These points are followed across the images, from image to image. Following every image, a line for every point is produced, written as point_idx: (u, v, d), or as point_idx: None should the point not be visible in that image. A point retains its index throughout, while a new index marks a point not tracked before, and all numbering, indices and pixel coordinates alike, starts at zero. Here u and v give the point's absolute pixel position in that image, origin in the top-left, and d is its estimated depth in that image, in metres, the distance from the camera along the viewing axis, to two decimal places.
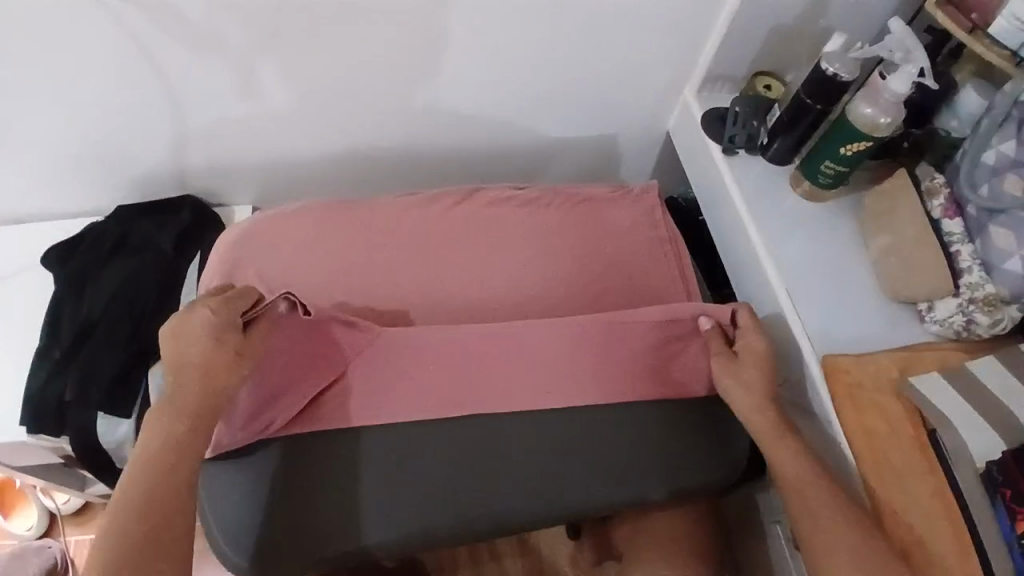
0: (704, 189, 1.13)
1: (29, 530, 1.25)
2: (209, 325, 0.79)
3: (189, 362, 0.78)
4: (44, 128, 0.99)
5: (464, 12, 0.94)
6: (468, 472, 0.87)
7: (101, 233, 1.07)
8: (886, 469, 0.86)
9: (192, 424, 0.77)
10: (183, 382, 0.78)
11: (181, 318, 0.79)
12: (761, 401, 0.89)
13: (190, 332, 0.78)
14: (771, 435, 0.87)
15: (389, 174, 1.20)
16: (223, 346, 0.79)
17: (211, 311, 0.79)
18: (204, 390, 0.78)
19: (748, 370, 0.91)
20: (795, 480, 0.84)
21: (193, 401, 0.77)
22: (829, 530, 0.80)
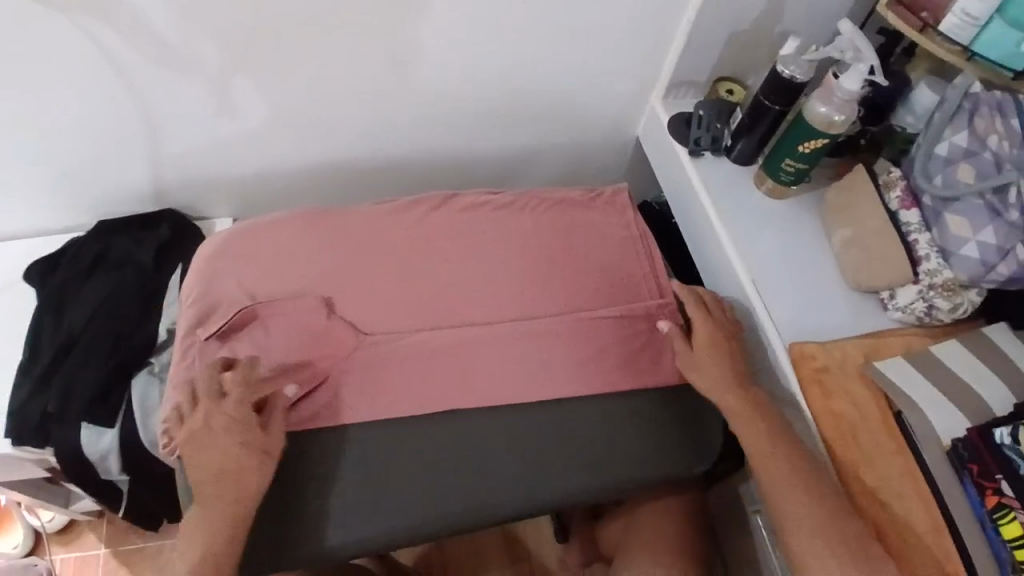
0: (673, 191, 1.16)
1: (16, 548, 1.25)
2: (232, 432, 0.81)
3: (224, 474, 0.80)
4: (26, 146, 1.01)
5: (431, 26, 0.98)
6: (448, 469, 0.88)
7: (81, 248, 1.08)
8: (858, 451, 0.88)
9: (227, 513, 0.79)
10: (215, 491, 0.80)
11: (199, 432, 0.82)
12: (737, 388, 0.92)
13: (215, 443, 0.81)
14: (763, 436, 0.87)
15: (366, 185, 1.23)
16: (249, 452, 0.81)
17: (231, 412, 0.82)
18: (235, 495, 0.79)
19: (700, 364, 0.94)
20: (779, 467, 0.85)
21: (223, 493, 0.79)
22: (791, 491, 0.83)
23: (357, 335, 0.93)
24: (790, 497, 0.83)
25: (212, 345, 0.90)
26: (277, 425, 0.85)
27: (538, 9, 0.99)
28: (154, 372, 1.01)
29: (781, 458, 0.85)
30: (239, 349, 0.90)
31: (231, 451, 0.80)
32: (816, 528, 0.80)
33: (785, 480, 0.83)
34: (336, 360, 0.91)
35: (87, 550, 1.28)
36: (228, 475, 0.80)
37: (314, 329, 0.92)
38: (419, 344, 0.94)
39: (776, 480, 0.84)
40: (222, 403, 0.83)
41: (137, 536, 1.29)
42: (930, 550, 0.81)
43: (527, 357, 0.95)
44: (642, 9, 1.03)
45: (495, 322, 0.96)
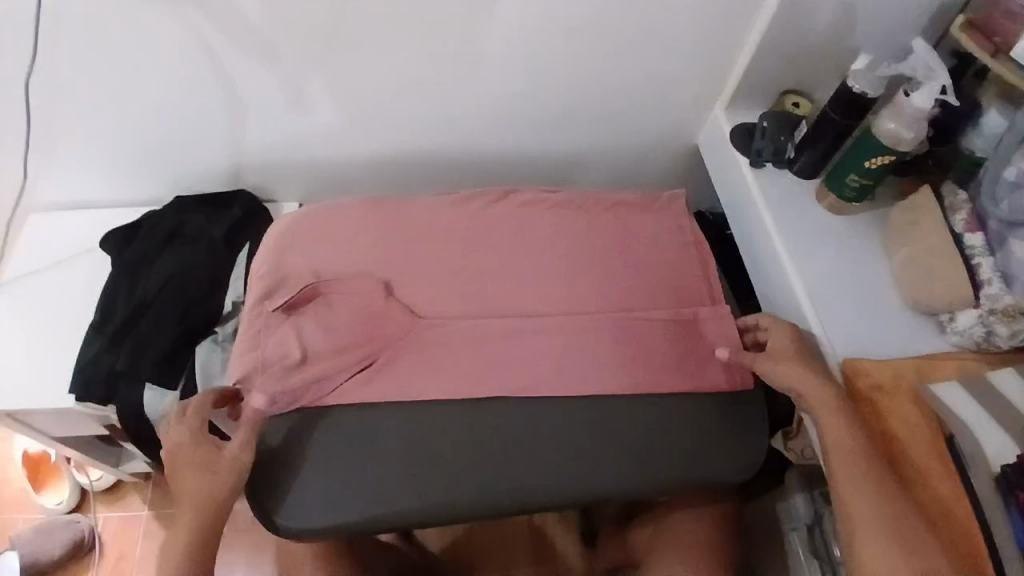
0: (731, 201, 1.16)
1: (61, 504, 1.29)
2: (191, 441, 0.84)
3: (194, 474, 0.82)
4: (108, 123, 1.05)
5: (504, 25, 0.99)
6: (492, 450, 0.90)
7: (157, 220, 1.10)
8: (909, 468, 0.87)
9: (196, 510, 0.80)
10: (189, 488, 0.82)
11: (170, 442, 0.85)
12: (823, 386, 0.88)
13: (181, 450, 0.84)
14: (846, 443, 0.84)
15: (426, 177, 1.25)
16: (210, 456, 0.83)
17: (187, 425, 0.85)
18: (201, 492, 0.81)
19: (791, 371, 0.90)
20: (852, 471, 0.83)
21: (193, 493, 0.81)
22: (872, 506, 0.81)
23: (414, 320, 0.95)
24: (861, 504, 0.81)
25: (278, 317, 0.93)
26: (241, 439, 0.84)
27: (609, 17, 1.01)
28: (216, 341, 1.05)
29: (858, 464, 0.83)
30: (302, 323, 0.93)
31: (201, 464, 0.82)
32: (884, 539, 0.79)
33: (858, 486, 0.82)
34: (391, 341, 0.93)
35: (130, 510, 1.32)
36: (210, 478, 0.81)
37: (373, 309, 0.94)
38: (471, 331, 0.95)
39: (848, 485, 0.82)
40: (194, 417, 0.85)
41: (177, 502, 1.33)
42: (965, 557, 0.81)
43: (576, 353, 0.96)
44: (713, 20, 1.04)
45: (547, 317, 0.97)
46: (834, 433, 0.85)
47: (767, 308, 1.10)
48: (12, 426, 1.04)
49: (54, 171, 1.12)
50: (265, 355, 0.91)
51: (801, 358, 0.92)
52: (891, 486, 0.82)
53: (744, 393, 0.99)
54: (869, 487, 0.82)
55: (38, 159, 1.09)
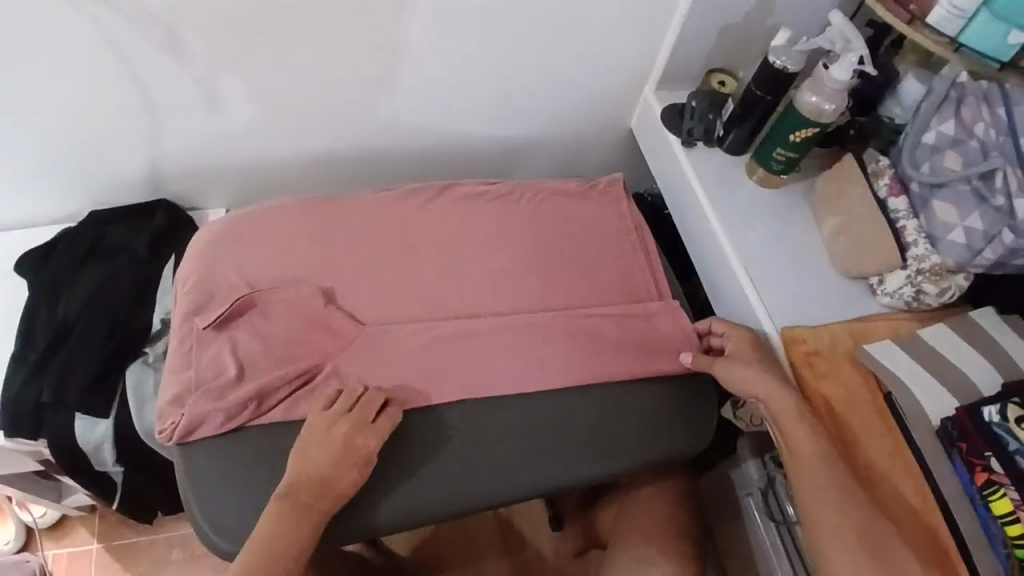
0: (666, 182, 1.16)
1: (6, 544, 1.23)
2: (342, 439, 0.81)
3: (317, 474, 0.79)
4: (17, 134, 1.00)
5: (427, 17, 0.98)
6: (445, 451, 0.87)
7: (76, 236, 1.04)
8: (862, 460, 0.88)
9: (304, 518, 0.77)
10: (303, 495, 0.78)
11: (318, 429, 0.82)
12: (783, 392, 0.88)
13: (327, 442, 0.81)
14: (809, 455, 0.84)
15: (361, 176, 1.23)
16: (350, 463, 0.81)
17: (352, 425, 0.82)
18: (325, 503, 0.79)
19: (746, 375, 0.89)
20: (817, 476, 0.83)
21: (312, 499, 0.78)
22: (832, 502, 0.81)
23: (356, 325, 0.92)
24: (829, 510, 0.81)
25: (210, 333, 0.89)
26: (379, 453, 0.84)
27: (530, 5, 1.00)
28: (147, 363, 0.97)
29: (824, 476, 0.82)
30: (237, 336, 0.89)
31: (332, 461, 0.80)
32: (855, 540, 0.79)
33: (824, 490, 0.82)
34: (334, 348, 0.90)
35: (81, 544, 1.27)
36: (332, 481, 0.79)
37: (311, 317, 0.90)
38: (414, 330, 0.93)
39: (815, 491, 0.82)
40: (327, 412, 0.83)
41: (131, 532, 1.28)
42: (920, 521, 0.84)
43: (524, 344, 0.94)
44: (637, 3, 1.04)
45: (490, 312, 0.96)
46: (795, 438, 0.85)
47: (709, 288, 1.09)
48: None
49: None
50: (199, 374, 0.87)
51: (761, 362, 0.91)
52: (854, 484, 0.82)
53: (694, 377, 0.99)
54: (826, 484, 0.82)
55: None
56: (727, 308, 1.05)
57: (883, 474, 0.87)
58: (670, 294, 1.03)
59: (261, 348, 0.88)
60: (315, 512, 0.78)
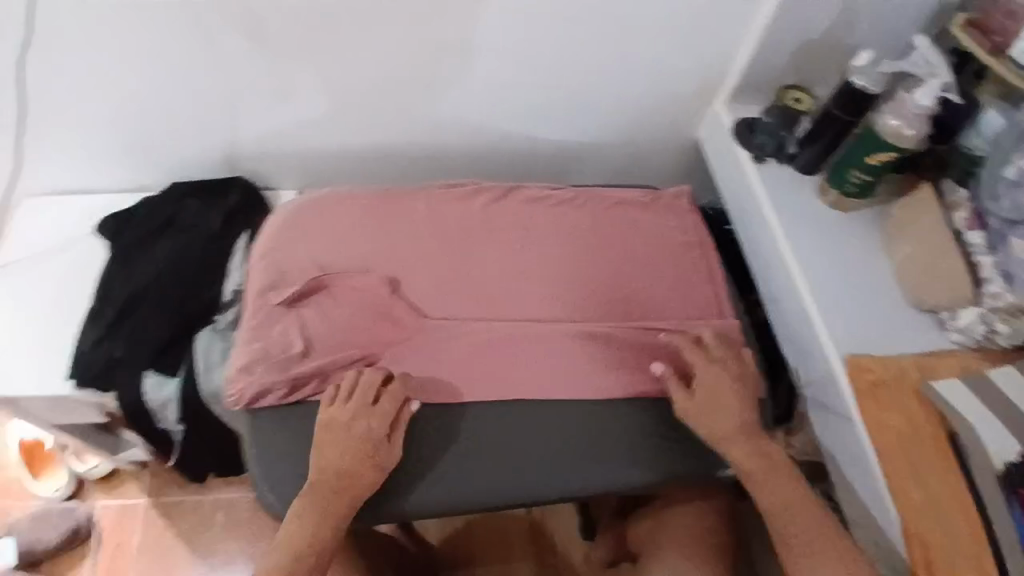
0: (732, 196, 1.15)
1: (57, 491, 1.29)
2: (354, 433, 0.83)
3: (338, 469, 0.81)
4: (98, 106, 1.03)
5: (504, 17, 0.99)
6: (497, 445, 0.89)
7: (154, 206, 1.08)
8: (920, 498, 0.86)
9: (330, 513, 0.80)
10: (329, 488, 0.81)
11: (330, 424, 0.84)
12: (753, 441, 0.86)
13: (342, 438, 0.83)
14: (789, 504, 0.84)
15: (426, 169, 1.25)
16: (362, 456, 0.82)
17: (355, 418, 0.83)
18: (350, 496, 0.81)
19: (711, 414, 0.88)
20: (803, 533, 0.82)
21: (334, 494, 0.81)
22: (816, 554, 0.81)
23: (414, 311, 0.94)
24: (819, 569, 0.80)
25: (281, 309, 0.91)
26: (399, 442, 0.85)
27: (608, 10, 1.00)
28: (216, 330, 1.00)
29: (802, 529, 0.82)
30: (304, 314, 0.90)
31: (347, 458, 0.82)
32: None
33: (810, 549, 0.81)
34: (394, 339, 0.92)
35: (128, 498, 1.32)
36: (354, 472, 0.81)
37: (375, 303, 0.92)
38: (471, 324, 0.94)
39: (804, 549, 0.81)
40: (331, 408, 0.84)
41: (177, 490, 1.33)
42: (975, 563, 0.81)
43: (585, 346, 0.94)
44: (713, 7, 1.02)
45: (549, 312, 0.96)
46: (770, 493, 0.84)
47: (769, 306, 1.09)
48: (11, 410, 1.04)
49: (47, 156, 1.10)
50: (267, 347, 0.88)
51: (735, 405, 0.88)
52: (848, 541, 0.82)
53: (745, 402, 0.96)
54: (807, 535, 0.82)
55: (30, 141, 1.07)
56: (790, 327, 1.04)
57: (944, 512, 0.84)
58: (731, 314, 1.00)
59: (327, 327, 0.90)
60: (338, 505, 0.81)
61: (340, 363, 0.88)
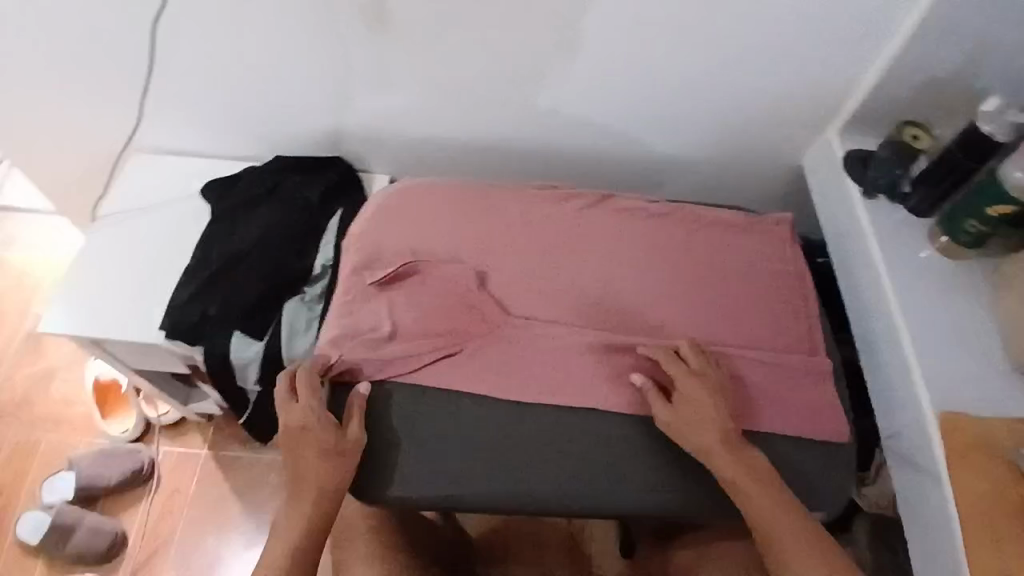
0: (833, 230, 1.11)
1: (125, 432, 1.35)
2: (314, 432, 0.83)
3: (308, 472, 0.82)
4: (213, 71, 1.06)
5: (626, 22, 0.97)
6: (556, 449, 0.87)
7: (259, 175, 1.12)
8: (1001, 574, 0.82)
9: (306, 516, 0.81)
10: (304, 492, 0.82)
11: (294, 428, 0.84)
12: (734, 452, 0.82)
13: (306, 440, 0.83)
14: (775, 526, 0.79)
15: (518, 167, 1.24)
16: (326, 453, 0.82)
17: (306, 415, 0.84)
18: (322, 497, 0.82)
19: (689, 422, 0.84)
20: (792, 544, 0.78)
21: (308, 497, 0.82)
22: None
23: (500, 308, 0.93)
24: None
25: (373, 289, 0.92)
26: (357, 425, 0.85)
27: (732, 27, 0.98)
28: (304, 300, 1.03)
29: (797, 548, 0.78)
30: (395, 298, 0.91)
31: (310, 459, 0.82)
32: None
33: (800, 559, 0.77)
34: (478, 331, 0.91)
35: (190, 448, 1.37)
36: (321, 466, 0.82)
37: (463, 294, 0.92)
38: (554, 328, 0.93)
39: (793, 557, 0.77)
40: (290, 409, 0.85)
41: (237, 446, 1.37)
42: None
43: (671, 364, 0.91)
44: (837, 34, 0.99)
45: (635, 327, 0.93)
46: (754, 502, 0.80)
47: (862, 348, 1.05)
48: (92, 351, 1.08)
49: (160, 114, 1.14)
50: (356, 324, 0.90)
51: (715, 414, 0.84)
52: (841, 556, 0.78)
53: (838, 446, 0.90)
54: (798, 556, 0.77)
55: (147, 98, 1.11)
56: (882, 373, 1.00)
57: None
58: (823, 352, 0.94)
59: (414, 313, 0.90)
60: (310, 507, 0.82)
61: (424, 350, 0.89)
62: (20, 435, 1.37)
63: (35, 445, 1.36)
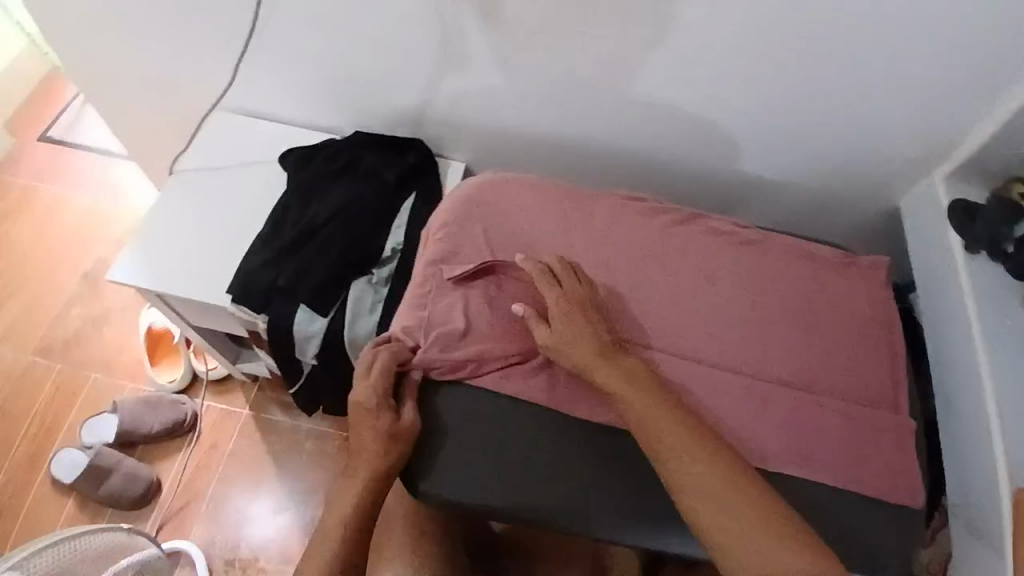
0: (926, 281, 1.06)
1: (172, 382, 1.36)
2: (378, 419, 0.82)
3: (367, 454, 0.82)
4: (306, 36, 1.05)
5: (737, 38, 0.93)
6: (610, 473, 0.84)
7: (338, 150, 1.11)
8: None
9: (358, 498, 0.82)
10: (358, 473, 0.83)
11: (360, 410, 0.83)
12: (611, 361, 0.81)
13: (369, 424, 0.82)
14: (665, 441, 0.76)
15: (598, 170, 1.21)
16: (385, 440, 0.82)
17: (373, 400, 0.83)
18: (374, 482, 0.82)
19: (569, 338, 0.83)
20: (667, 439, 0.76)
21: (362, 478, 0.82)
22: (699, 486, 0.73)
23: None
24: (692, 473, 0.74)
25: (450, 284, 0.90)
26: (411, 408, 0.84)
27: (847, 55, 0.93)
28: (371, 282, 1.02)
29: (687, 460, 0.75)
30: (471, 295, 0.89)
31: (370, 443, 0.82)
32: (736, 509, 0.72)
33: (681, 457, 0.75)
34: None
35: (233, 406, 1.38)
36: (375, 446, 0.82)
37: (539, 301, 0.89)
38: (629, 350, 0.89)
39: (672, 453, 0.75)
40: (359, 390, 0.84)
41: (277, 410, 1.38)
42: None
43: (745, 402, 0.87)
44: (960, 76, 0.93)
45: (710, 357, 0.89)
46: (634, 405, 0.79)
47: (942, 408, 1.00)
48: (149, 299, 1.07)
49: (247, 74, 1.13)
50: (431, 318, 0.88)
51: (588, 329, 0.83)
52: (726, 459, 0.75)
53: (910, 511, 0.85)
54: (686, 462, 0.75)
55: (237, 57, 1.10)
56: (960, 437, 0.95)
57: None
58: (907, 413, 0.89)
59: (489, 315, 0.88)
60: (362, 489, 0.82)
61: (495, 355, 0.87)
62: (69, 372, 1.40)
63: (82, 383, 1.38)
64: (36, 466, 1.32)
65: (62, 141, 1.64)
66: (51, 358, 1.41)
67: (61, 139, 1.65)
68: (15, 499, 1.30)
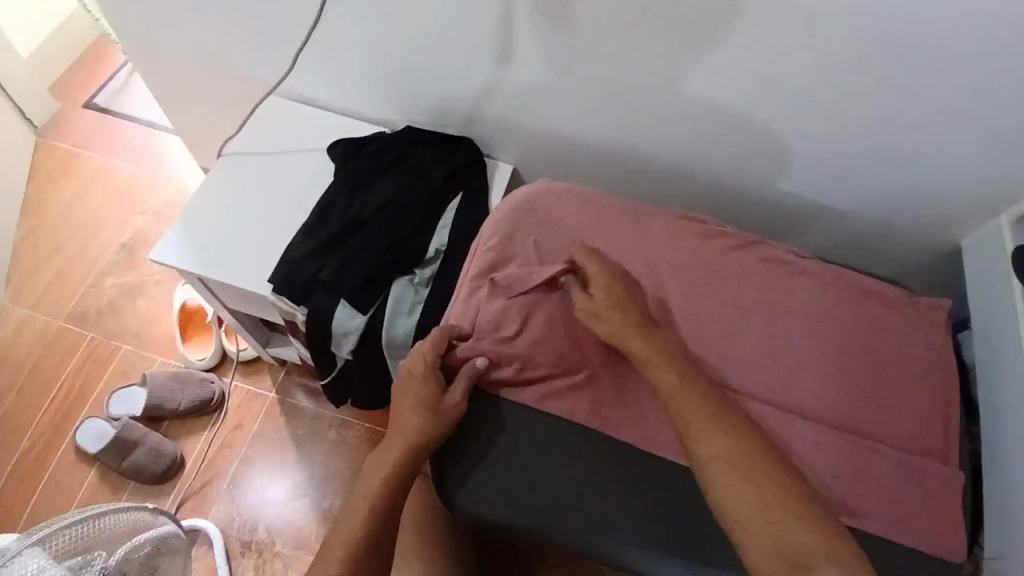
0: (981, 326, 1.02)
1: (202, 359, 1.36)
2: (423, 391, 0.83)
3: (405, 428, 0.81)
4: (365, 27, 1.03)
5: (809, 65, 0.90)
6: (644, 502, 0.82)
7: (387, 144, 1.09)
8: None
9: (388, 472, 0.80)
10: (390, 449, 0.81)
11: (406, 382, 0.84)
12: (644, 335, 0.81)
13: (412, 396, 0.83)
14: (690, 415, 0.75)
15: (650, 182, 1.18)
16: (426, 412, 0.81)
17: (422, 373, 0.84)
18: (407, 457, 0.80)
19: (602, 309, 0.83)
20: (693, 413, 0.75)
21: (396, 450, 0.80)
22: (722, 462, 0.71)
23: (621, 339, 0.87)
24: (715, 448, 0.72)
25: (498, 294, 0.89)
26: (459, 388, 0.84)
27: (921, 92, 0.89)
28: (412, 282, 1.00)
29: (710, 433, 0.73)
30: (517, 305, 0.88)
31: (411, 414, 0.82)
32: (757, 489, 0.69)
33: (704, 432, 0.73)
34: (598, 359, 0.87)
35: (261, 388, 1.38)
36: (415, 417, 0.81)
37: None
38: None
39: (700, 427, 0.73)
40: (411, 362, 0.85)
41: (302, 395, 1.38)
42: None
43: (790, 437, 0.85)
44: None
45: (757, 388, 0.87)
46: (662, 379, 0.78)
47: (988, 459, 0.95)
48: (189, 279, 1.06)
49: (305, 61, 1.12)
50: (478, 324, 0.88)
51: (622, 298, 0.83)
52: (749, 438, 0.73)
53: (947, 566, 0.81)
54: (708, 437, 0.73)
55: (295, 42, 1.09)
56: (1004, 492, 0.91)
57: None
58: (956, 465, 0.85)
59: (536, 325, 0.87)
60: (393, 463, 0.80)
61: (540, 365, 0.86)
62: (100, 341, 1.40)
63: (112, 353, 1.39)
64: (62, 432, 1.34)
65: (108, 109, 1.65)
66: (85, 326, 1.42)
67: (107, 107, 1.65)
68: (39, 463, 1.31)
